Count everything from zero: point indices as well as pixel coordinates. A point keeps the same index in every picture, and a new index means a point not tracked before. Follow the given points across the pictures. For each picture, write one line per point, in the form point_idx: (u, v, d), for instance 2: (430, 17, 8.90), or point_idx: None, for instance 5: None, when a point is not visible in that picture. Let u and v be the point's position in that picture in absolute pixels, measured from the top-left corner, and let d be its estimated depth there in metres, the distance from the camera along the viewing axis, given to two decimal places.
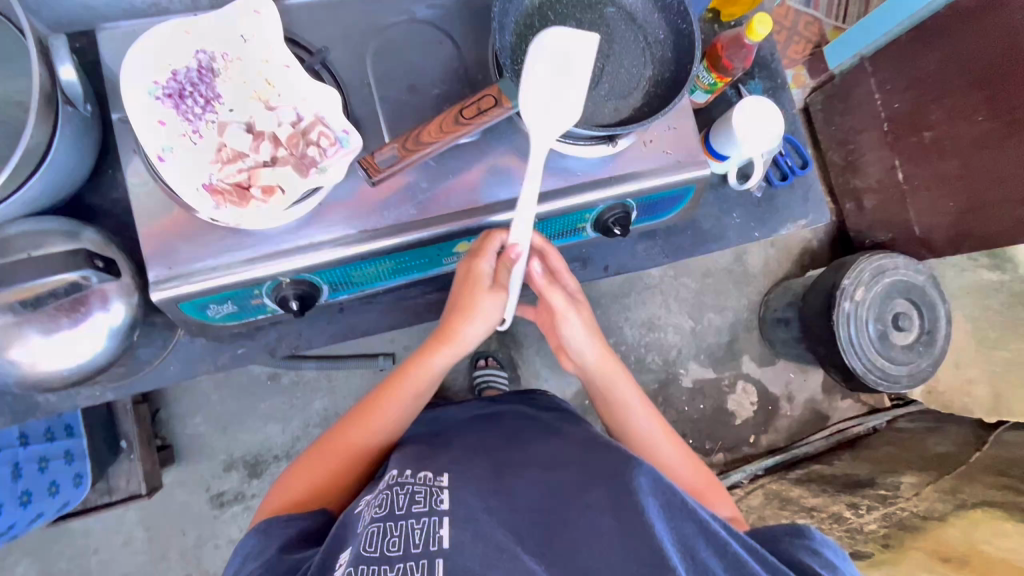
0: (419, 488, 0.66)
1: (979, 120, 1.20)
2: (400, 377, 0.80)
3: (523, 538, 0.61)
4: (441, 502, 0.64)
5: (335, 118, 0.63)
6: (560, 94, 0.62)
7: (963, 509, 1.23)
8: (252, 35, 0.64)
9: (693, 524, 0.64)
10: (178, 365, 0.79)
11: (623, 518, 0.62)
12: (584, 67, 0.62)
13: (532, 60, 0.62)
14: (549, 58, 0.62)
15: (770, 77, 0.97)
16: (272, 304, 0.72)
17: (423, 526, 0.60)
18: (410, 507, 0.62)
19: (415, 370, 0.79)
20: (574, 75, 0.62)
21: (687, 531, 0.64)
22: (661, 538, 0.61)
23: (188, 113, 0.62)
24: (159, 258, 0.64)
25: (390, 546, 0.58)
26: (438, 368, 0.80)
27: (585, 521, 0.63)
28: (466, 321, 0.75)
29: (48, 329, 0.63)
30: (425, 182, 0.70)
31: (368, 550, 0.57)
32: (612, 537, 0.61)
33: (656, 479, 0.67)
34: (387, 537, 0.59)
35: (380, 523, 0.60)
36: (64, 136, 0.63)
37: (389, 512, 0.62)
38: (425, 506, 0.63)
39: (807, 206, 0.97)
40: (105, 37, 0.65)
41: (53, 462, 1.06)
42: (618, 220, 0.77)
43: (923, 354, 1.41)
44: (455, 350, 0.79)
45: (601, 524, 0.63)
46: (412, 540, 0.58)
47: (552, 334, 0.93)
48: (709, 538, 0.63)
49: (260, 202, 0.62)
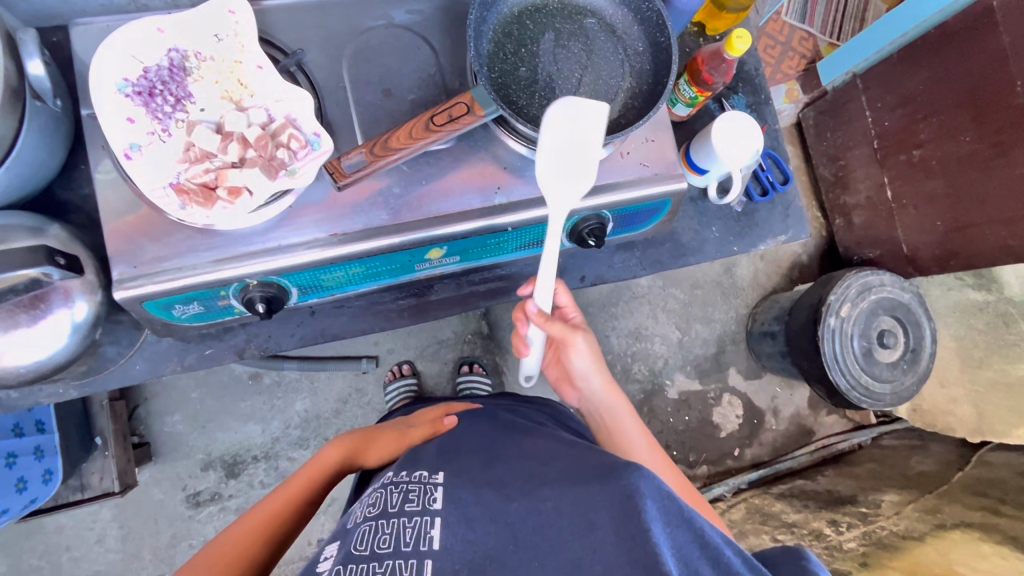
0: (413, 486, 0.67)
1: (966, 139, 1.20)
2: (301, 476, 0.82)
3: (517, 534, 0.59)
4: (435, 501, 0.63)
5: (308, 121, 0.63)
6: (575, 160, 0.65)
7: (941, 530, 1.22)
8: (227, 36, 0.64)
9: (692, 531, 0.59)
10: (143, 364, 0.78)
11: (619, 515, 0.58)
12: (594, 140, 0.64)
13: (546, 128, 0.64)
14: (561, 128, 0.64)
15: (754, 92, 0.97)
16: (240, 305, 0.71)
17: (414, 526, 0.60)
18: (402, 506, 0.63)
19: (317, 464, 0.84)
20: (590, 144, 0.64)
21: (683, 539, 0.58)
22: (658, 543, 0.56)
23: (157, 111, 0.62)
24: (123, 256, 0.63)
25: (381, 544, 0.59)
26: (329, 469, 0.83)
27: (578, 516, 0.59)
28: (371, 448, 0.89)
29: (6, 325, 0.63)
30: (398, 188, 0.69)
31: (359, 548, 0.59)
32: (606, 532, 0.57)
33: (658, 484, 0.60)
34: (378, 535, 0.60)
35: (371, 522, 0.62)
36: (30, 130, 0.62)
37: (381, 510, 0.64)
38: (418, 505, 0.63)
39: (787, 222, 0.96)
40: (78, 32, 0.65)
41: (22, 458, 1.05)
42: (592, 231, 0.76)
43: (907, 372, 1.41)
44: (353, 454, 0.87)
45: (596, 519, 0.58)
46: (403, 538, 0.59)
47: (558, 364, 0.95)
48: (703, 547, 0.58)
49: (226, 203, 0.61)
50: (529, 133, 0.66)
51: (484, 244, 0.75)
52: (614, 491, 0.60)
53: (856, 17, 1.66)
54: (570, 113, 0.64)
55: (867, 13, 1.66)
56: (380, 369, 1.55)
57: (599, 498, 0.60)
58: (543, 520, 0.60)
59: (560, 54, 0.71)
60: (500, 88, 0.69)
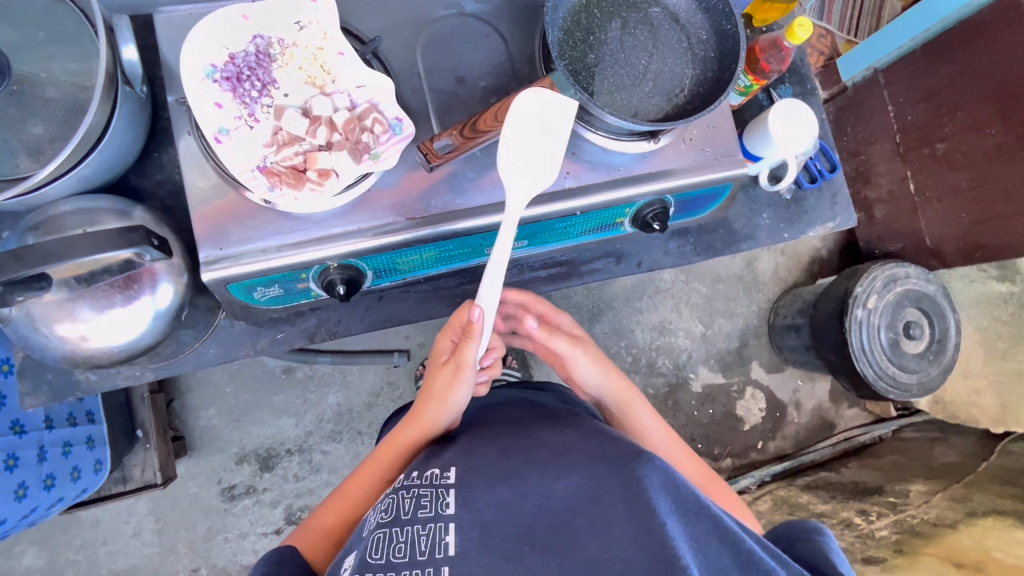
0: (425, 490, 0.64)
1: (991, 133, 1.22)
2: (374, 458, 0.80)
3: (531, 536, 0.59)
4: (447, 506, 0.62)
5: (390, 106, 0.65)
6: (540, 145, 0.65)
7: (973, 517, 1.24)
8: (309, 23, 0.66)
9: (707, 522, 0.60)
10: (217, 347, 0.80)
11: (635, 510, 0.59)
12: (555, 133, 0.65)
13: (508, 117, 0.65)
14: (525, 122, 0.65)
15: (800, 83, 0.99)
16: (317, 288, 0.72)
17: (428, 532, 0.59)
18: (415, 512, 0.61)
19: (385, 449, 0.80)
20: (551, 136, 0.65)
21: (706, 528, 0.59)
22: (675, 538, 0.57)
23: (244, 96, 0.63)
24: (210, 240, 0.64)
25: (396, 552, 0.58)
26: (403, 449, 0.79)
27: (594, 514, 0.60)
28: (441, 407, 0.77)
29: (99, 305, 0.64)
30: (471, 173, 0.71)
31: (374, 557, 0.57)
32: (622, 529, 0.58)
33: (669, 476, 0.63)
34: (393, 543, 0.58)
35: (385, 530, 0.60)
36: (121, 116, 0.64)
37: (394, 517, 0.61)
38: (431, 511, 0.61)
39: (835, 209, 0.98)
40: (162, 20, 0.66)
41: (76, 448, 1.04)
42: (656, 215, 0.78)
43: (933, 362, 1.42)
44: (417, 430, 0.79)
45: (612, 516, 0.59)
46: (418, 547, 0.58)
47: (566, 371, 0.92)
48: (723, 537, 0.59)
49: (316, 185, 0.63)
50: (596, 116, 0.69)
51: (553, 228, 0.77)
52: (627, 481, 0.62)
53: (873, 14, 1.69)
54: (532, 106, 0.65)
55: (884, 10, 1.69)
56: (411, 363, 1.55)
57: (615, 493, 0.61)
58: (561, 519, 0.60)
59: (627, 42, 0.73)
60: (572, 74, 0.70)
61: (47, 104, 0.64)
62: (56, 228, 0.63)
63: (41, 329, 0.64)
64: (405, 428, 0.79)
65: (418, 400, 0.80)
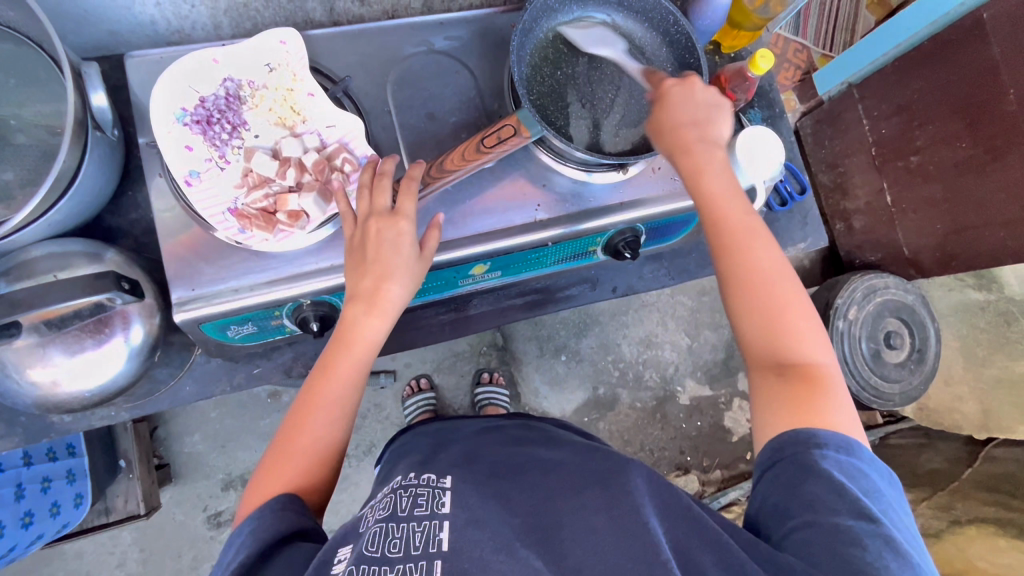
0: (422, 489, 0.63)
1: (961, 146, 1.24)
2: (333, 361, 0.63)
3: (525, 530, 0.56)
4: (443, 505, 0.60)
5: (359, 145, 0.66)
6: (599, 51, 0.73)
7: (957, 525, 1.27)
8: (279, 65, 0.67)
9: (686, 527, 0.59)
10: (193, 385, 0.81)
11: (615, 516, 0.57)
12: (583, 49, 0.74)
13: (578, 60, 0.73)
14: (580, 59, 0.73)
15: (769, 106, 1.01)
16: (291, 324, 0.73)
17: (423, 529, 0.56)
18: (411, 510, 0.59)
19: (344, 349, 0.63)
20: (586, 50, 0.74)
21: (682, 535, 0.58)
22: (657, 536, 0.56)
23: (214, 138, 0.64)
24: (181, 279, 0.65)
25: (392, 548, 0.54)
26: (381, 341, 0.64)
27: (578, 518, 0.57)
28: (384, 276, 0.62)
29: (71, 349, 0.65)
30: (443, 208, 0.72)
31: (370, 550, 0.53)
32: (607, 535, 0.56)
33: (652, 480, 0.64)
34: (388, 538, 0.55)
35: (382, 524, 0.57)
36: (92, 159, 0.65)
37: (391, 513, 0.59)
38: (427, 510, 0.59)
39: (805, 230, 1.00)
40: (134, 64, 0.67)
41: (56, 483, 1.04)
42: (627, 243, 0.78)
43: (914, 372, 1.45)
44: (379, 312, 0.63)
45: (595, 523, 0.57)
46: (413, 542, 0.54)
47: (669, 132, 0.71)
48: (704, 538, 0.57)
49: (286, 227, 0.64)
50: (565, 150, 0.70)
51: (525, 259, 0.77)
52: (613, 492, 0.60)
53: (847, 30, 1.74)
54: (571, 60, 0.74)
55: (857, 26, 1.74)
56: (398, 384, 1.56)
57: (598, 503, 0.59)
58: (542, 534, 0.56)
59: (594, 76, 0.75)
60: (540, 109, 0.72)
61: (19, 150, 0.66)
62: (26, 274, 0.63)
63: (12, 374, 0.64)
64: (377, 318, 0.62)
65: (361, 281, 0.62)
